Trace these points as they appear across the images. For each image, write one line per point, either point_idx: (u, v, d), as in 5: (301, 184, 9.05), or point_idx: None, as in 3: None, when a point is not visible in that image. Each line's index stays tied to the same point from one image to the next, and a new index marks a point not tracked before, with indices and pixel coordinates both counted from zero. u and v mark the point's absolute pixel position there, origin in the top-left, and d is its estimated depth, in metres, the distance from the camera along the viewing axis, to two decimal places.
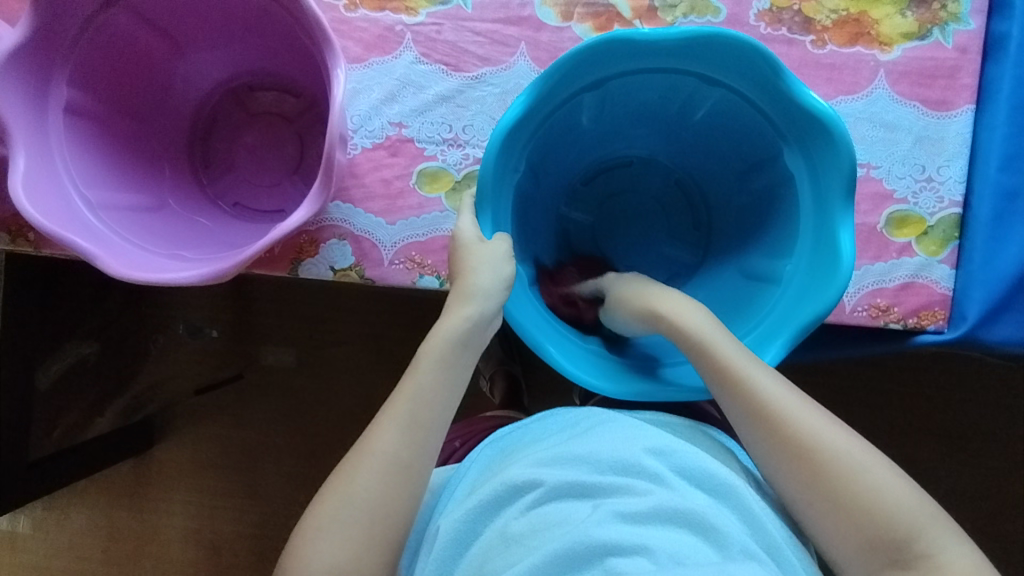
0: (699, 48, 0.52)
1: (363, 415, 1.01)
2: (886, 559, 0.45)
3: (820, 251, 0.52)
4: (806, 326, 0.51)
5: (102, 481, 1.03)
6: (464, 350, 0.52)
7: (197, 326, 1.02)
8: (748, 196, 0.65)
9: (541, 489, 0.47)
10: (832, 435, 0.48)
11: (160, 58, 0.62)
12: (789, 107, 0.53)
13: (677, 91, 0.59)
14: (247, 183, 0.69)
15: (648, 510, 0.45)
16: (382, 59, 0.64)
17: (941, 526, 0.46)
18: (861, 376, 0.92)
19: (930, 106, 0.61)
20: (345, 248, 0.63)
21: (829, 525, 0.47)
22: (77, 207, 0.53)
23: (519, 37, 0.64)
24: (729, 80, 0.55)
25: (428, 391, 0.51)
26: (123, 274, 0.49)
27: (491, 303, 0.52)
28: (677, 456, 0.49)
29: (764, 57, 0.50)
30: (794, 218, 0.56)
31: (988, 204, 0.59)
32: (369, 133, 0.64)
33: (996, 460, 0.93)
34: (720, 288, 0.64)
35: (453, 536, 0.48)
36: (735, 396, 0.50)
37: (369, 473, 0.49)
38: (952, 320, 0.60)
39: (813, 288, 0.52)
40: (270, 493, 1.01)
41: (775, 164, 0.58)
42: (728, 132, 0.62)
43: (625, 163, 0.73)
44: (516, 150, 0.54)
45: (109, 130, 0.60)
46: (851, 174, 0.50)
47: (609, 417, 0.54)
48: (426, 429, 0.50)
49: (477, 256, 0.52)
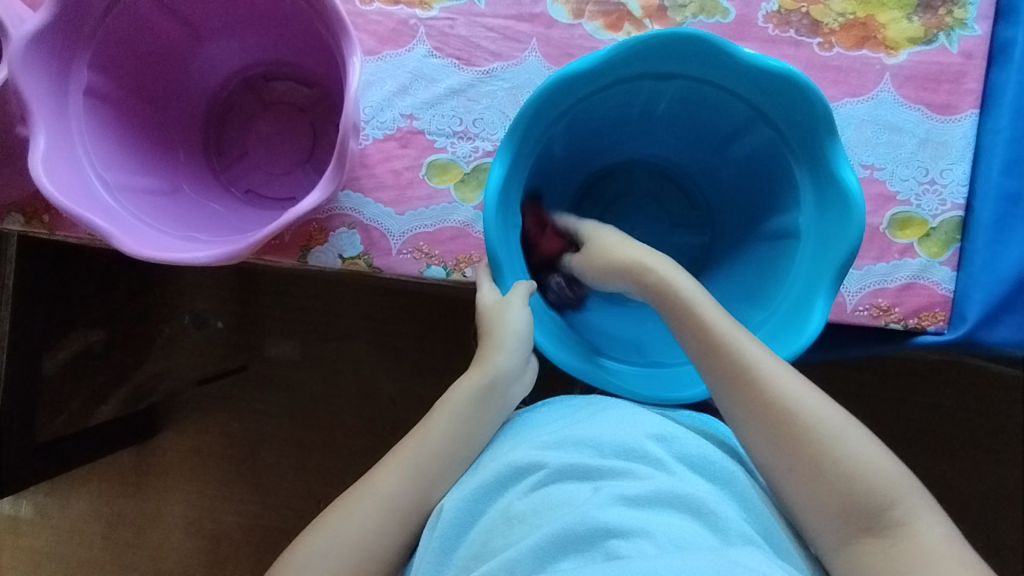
0: (654, 51, 0.53)
1: (365, 407, 1.02)
2: (858, 526, 0.46)
3: (829, 210, 0.54)
4: (837, 278, 0.52)
5: (105, 466, 1.04)
6: (494, 401, 0.55)
7: (203, 316, 1.03)
8: (734, 163, 0.66)
9: (545, 470, 0.48)
10: (808, 401, 0.49)
11: (177, 45, 0.63)
12: (765, 86, 0.54)
13: (640, 94, 0.60)
14: (259, 170, 0.70)
15: (649, 494, 0.46)
16: (395, 52, 0.65)
17: (914, 495, 0.46)
18: (861, 380, 0.93)
19: (934, 110, 0.62)
20: (355, 237, 0.64)
21: (804, 492, 0.47)
22: (94, 188, 0.54)
23: (531, 33, 0.65)
24: (696, 72, 0.56)
25: (444, 440, 0.53)
26: (138, 253, 0.50)
27: (509, 361, 0.55)
28: (679, 442, 0.50)
29: (716, 43, 0.52)
30: (793, 196, 0.58)
31: (990, 208, 0.60)
32: (381, 124, 0.65)
33: (995, 468, 0.93)
34: (739, 275, 0.64)
35: (457, 515, 0.49)
36: (716, 362, 0.51)
37: (389, 489, 0.51)
38: (952, 321, 0.61)
39: (831, 246, 0.53)
40: (271, 483, 1.02)
41: (752, 131, 0.59)
42: (699, 115, 0.63)
43: (608, 171, 0.74)
44: (529, 143, 0.56)
45: (125, 114, 0.61)
46: (835, 133, 0.52)
47: (609, 403, 0.54)
48: (451, 465, 0.53)
49: (497, 319, 0.54)
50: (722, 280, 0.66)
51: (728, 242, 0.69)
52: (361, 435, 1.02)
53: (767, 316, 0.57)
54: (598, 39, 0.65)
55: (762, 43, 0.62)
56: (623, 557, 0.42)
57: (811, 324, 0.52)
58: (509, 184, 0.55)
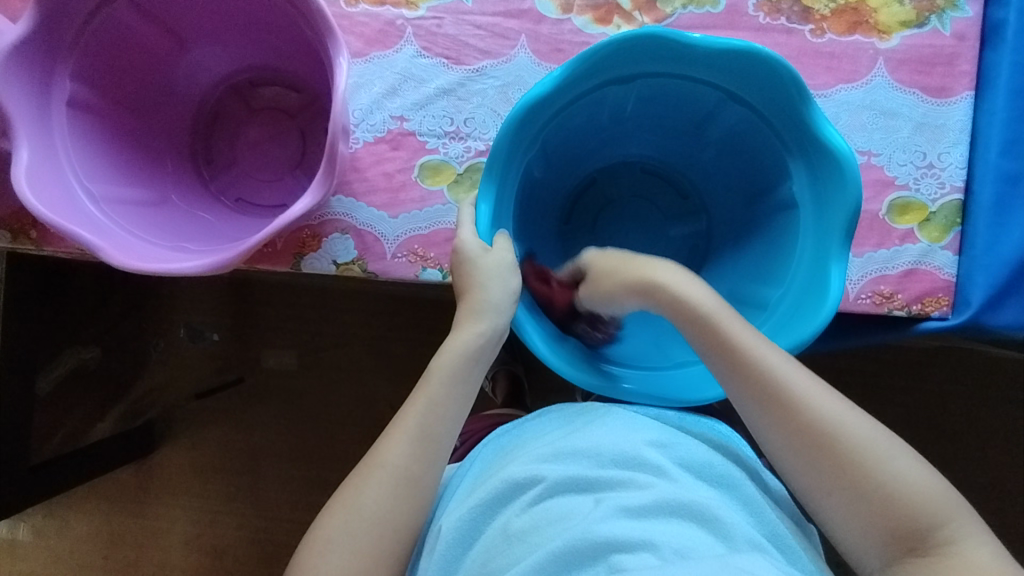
0: (609, 59, 0.53)
1: (365, 414, 1.01)
2: (905, 547, 0.45)
3: (823, 170, 0.53)
4: (849, 223, 0.51)
5: (103, 485, 1.03)
6: (475, 364, 0.54)
7: (198, 329, 1.02)
8: (712, 144, 0.65)
9: (543, 484, 0.47)
10: (850, 420, 0.48)
11: (162, 53, 0.62)
12: (739, 71, 0.53)
13: (606, 100, 0.60)
14: (249, 178, 0.68)
15: (651, 503, 0.45)
16: (383, 53, 0.64)
17: (961, 515, 0.46)
18: (864, 371, 0.92)
19: (929, 93, 0.61)
20: (348, 242, 0.63)
21: (853, 517, 0.46)
22: (80, 201, 0.53)
23: (520, 30, 0.64)
24: (671, 67, 0.55)
25: (440, 403, 0.52)
26: (129, 265, 0.49)
27: (502, 318, 0.55)
28: (679, 449, 0.50)
29: (668, 37, 0.51)
30: (780, 162, 0.57)
31: (990, 189, 0.59)
32: (371, 127, 0.64)
33: (1003, 453, 0.92)
34: (747, 258, 0.63)
35: (457, 534, 0.47)
36: (749, 381, 0.49)
37: (379, 486, 0.49)
38: (956, 306, 0.60)
39: (833, 219, 0.52)
40: (272, 496, 1.01)
41: (725, 108, 0.58)
42: (667, 106, 0.62)
43: (589, 182, 0.73)
44: (527, 134, 0.55)
45: (110, 125, 0.60)
46: (797, 81, 0.50)
47: (608, 410, 0.53)
48: (435, 444, 0.51)
49: (487, 270, 0.53)
50: (729, 267, 0.66)
51: (727, 224, 0.68)
52: (362, 444, 1.01)
53: (783, 295, 0.56)
54: (588, 33, 0.64)
55: (753, 32, 0.62)
56: (628, 570, 0.41)
57: (833, 290, 0.51)
58: (500, 190, 0.55)
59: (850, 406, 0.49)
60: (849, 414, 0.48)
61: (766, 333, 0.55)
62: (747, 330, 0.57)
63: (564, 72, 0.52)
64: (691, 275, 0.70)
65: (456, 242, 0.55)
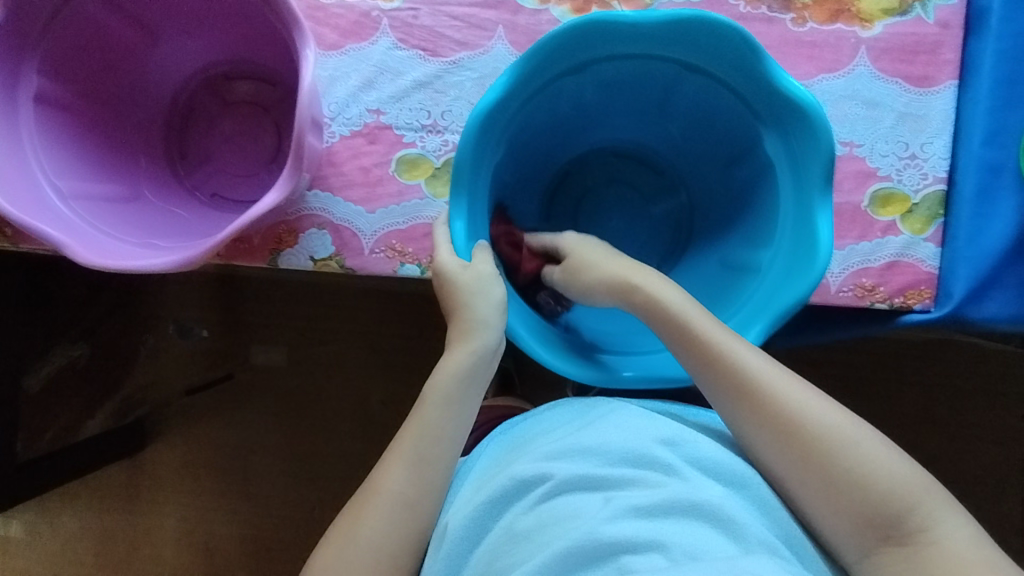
0: (561, 47, 0.52)
1: (353, 409, 1.00)
2: (878, 535, 0.44)
3: (801, 151, 0.52)
4: (825, 168, 0.51)
5: (95, 482, 1.02)
6: (470, 384, 0.54)
7: (187, 325, 1.02)
8: (678, 118, 0.64)
9: (551, 482, 0.47)
10: (819, 408, 0.47)
11: (133, 47, 0.61)
12: (695, 41, 0.52)
13: (565, 90, 0.59)
14: (225, 172, 0.67)
15: (661, 503, 0.44)
16: (358, 45, 0.64)
17: (933, 497, 0.45)
18: (859, 364, 0.91)
19: (912, 82, 0.60)
20: (325, 237, 0.63)
21: (823, 506, 0.45)
22: (47, 197, 0.52)
23: (497, 21, 0.63)
24: (622, 52, 0.54)
25: (436, 425, 0.52)
26: (94, 263, 0.48)
27: (494, 334, 0.54)
28: (690, 447, 0.48)
29: (616, 19, 0.50)
30: (750, 127, 0.56)
31: (972, 180, 0.58)
32: (348, 120, 0.63)
33: (997, 447, 0.91)
34: (734, 223, 0.62)
35: (463, 533, 0.47)
36: (713, 377, 0.49)
37: (377, 512, 0.49)
38: (939, 299, 0.59)
39: (810, 177, 0.52)
40: (262, 491, 1.01)
41: (686, 80, 0.57)
42: (628, 90, 0.61)
43: (563, 174, 0.72)
44: (495, 133, 0.54)
45: (82, 119, 0.59)
46: (750, 41, 0.49)
47: (616, 406, 0.53)
48: (432, 465, 0.51)
49: (468, 287, 0.53)
50: (718, 239, 0.64)
51: (710, 192, 0.67)
52: (351, 440, 1.00)
53: (773, 256, 0.55)
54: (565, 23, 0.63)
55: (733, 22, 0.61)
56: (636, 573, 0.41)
57: (820, 259, 0.50)
58: (472, 196, 0.54)
59: (819, 395, 0.49)
60: (816, 402, 0.48)
61: (762, 299, 0.54)
62: (740, 299, 0.56)
63: (513, 68, 0.51)
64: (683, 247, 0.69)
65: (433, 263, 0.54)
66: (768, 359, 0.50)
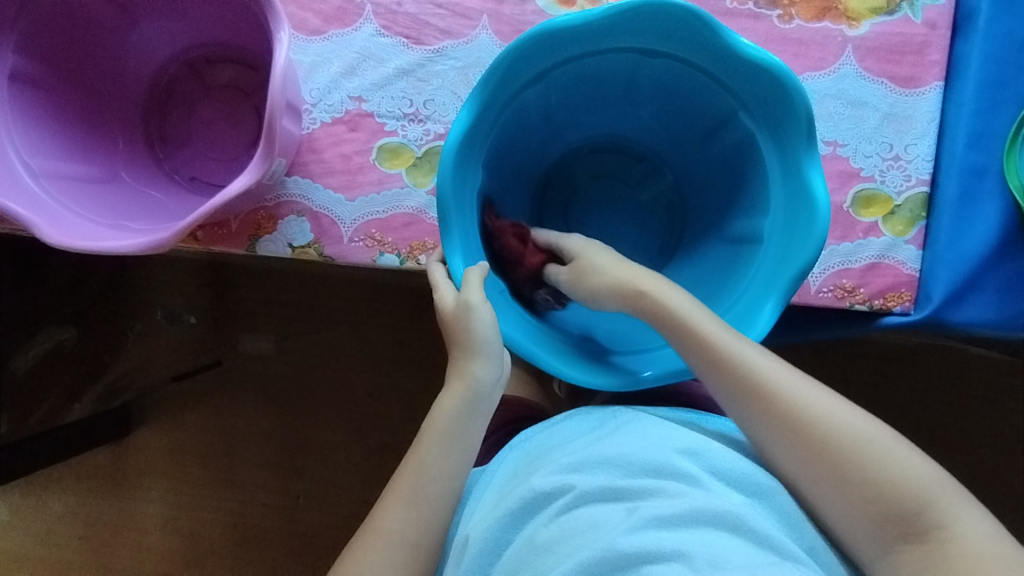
0: (520, 59, 0.47)
1: (337, 399, 1.00)
2: (897, 532, 0.43)
3: (788, 137, 0.47)
4: (807, 133, 0.46)
5: (78, 466, 1.02)
6: (468, 419, 0.52)
7: (174, 311, 1.01)
8: (650, 103, 0.57)
9: (573, 493, 0.46)
10: (829, 406, 0.46)
11: (111, 27, 0.61)
12: (657, 25, 0.47)
13: (532, 100, 0.53)
14: (205, 157, 0.66)
15: (684, 513, 0.43)
16: (341, 31, 0.63)
17: (950, 493, 0.44)
18: (847, 367, 0.90)
19: (897, 83, 0.60)
20: (304, 225, 0.62)
21: (841, 505, 0.44)
22: (18, 175, 0.51)
23: (481, 10, 0.63)
24: (583, 48, 0.49)
25: (434, 464, 0.51)
26: (64, 243, 0.48)
27: (493, 367, 0.52)
28: (710, 457, 0.47)
29: (571, 23, 0.46)
30: (724, 99, 0.51)
31: (955, 182, 0.58)
32: (329, 107, 0.63)
33: (986, 453, 0.90)
34: (731, 196, 0.56)
35: (485, 545, 0.47)
36: (719, 378, 0.48)
37: (378, 554, 0.48)
38: (918, 301, 0.59)
39: (795, 145, 0.47)
40: (245, 478, 1.00)
41: (653, 66, 0.52)
42: (594, 87, 0.55)
43: (544, 183, 0.65)
44: (475, 150, 0.50)
45: (58, 99, 0.58)
46: (706, 17, 0.45)
47: (637, 415, 0.52)
48: (431, 503, 0.50)
49: (458, 314, 0.51)
50: (716, 216, 0.58)
51: (694, 172, 0.61)
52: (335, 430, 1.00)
53: (771, 225, 0.50)
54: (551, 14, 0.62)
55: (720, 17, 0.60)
56: None
57: (817, 229, 0.45)
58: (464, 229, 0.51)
59: (828, 391, 0.48)
60: (827, 400, 0.47)
61: (766, 274, 0.49)
62: (740, 281, 0.51)
63: (472, 103, 0.47)
64: (680, 228, 0.63)
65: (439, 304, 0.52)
66: (773, 356, 0.49)
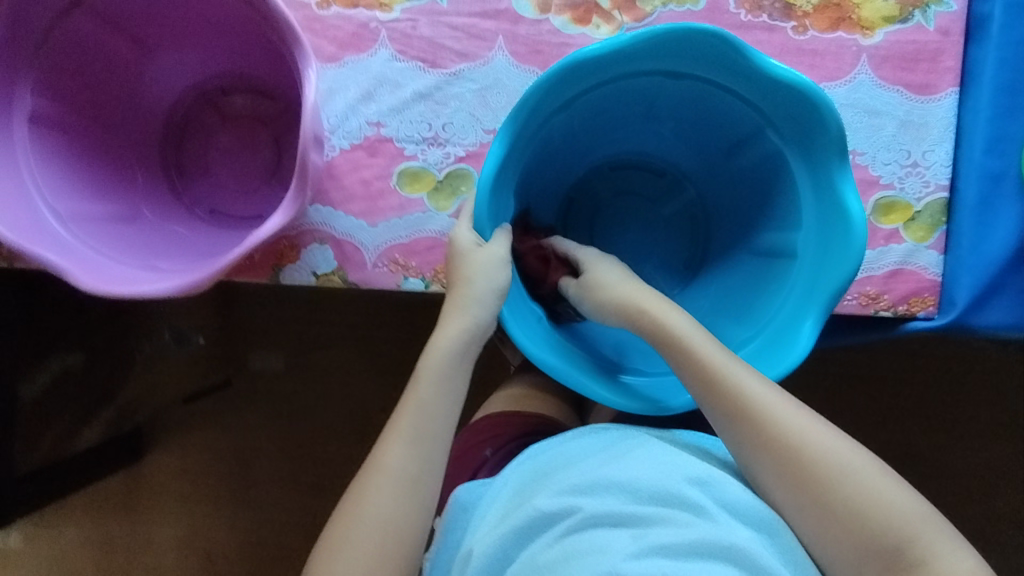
0: (546, 94, 0.48)
1: (354, 416, 1.00)
2: (880, 564, 0.42)
3: (817, 155, 0.48)
4: (835, 146, 0.46)
5: (94, 494, 1.01)
6: (464, 359, 0.52)
7: (184, 333, 0.99)
8: (671, 121, 0.58)
9: (578, 516, 0.45)
10: (818, 435, 0.46)
11: (126, 61, 0.60)
12: (679, 51, 0.47)
13: (556, 128, 0.54)
14: (223, 188, 0.66)
15: (689, 545, 0.42)
16: (356, 57, 0.63)
17: (936, 530, 0.43)
18: (860, 365, 0.91)
19: (913, 90, 0.60)
20: (327, 252, 0.62)
21: (824, 532, 0.44)
22: (45, 220, 0.51)
23: (497, 31, 0.63)
24: (610, 74, 0.49)
25: (431, 403, 0.50)
26: (96, 288, 0.47)
27: (488, 311, 0.51)
28: (721, 489, 0.46)
29: (595, 55, 0.46)
30: (747, 115, 0.51)
31: (974, 187, 0.59)
32: (347, 133, 0.63)
33: (998, 445, 0.91)
34: (754, 210, 0.57)
35: (488, 560, 0.47)
36: (710, 400, 0.48)
37: (378, 492, 0.48)
38: (942, 306, 0.59)
39: (825, 159, 0.48)
40: (264, 499, 1.00)
41: (672, 86, 0.52)
42: (615, 109, 0.56)
43: (569, 203, 0.65)
44: (505, 184, 0.51)
45: (75, 136, 0.57)
46: (731, 42, 0.45)
47: (642, 437, 0.51)
48: (431, 440, 0.50)
49: (475, 265, 0.51)
50: (741, 228, 0.59)
51: (719, 187, 0.61)
52: (353, 448, 0.99)
53: (805, 238, 0.50)
54: (566, 33, 0.62)
55: (735, 31, 0.61)
56: None
57: (856, 243, 0.46)
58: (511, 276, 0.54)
59: (819, 420, 0.47)
60: (816, 429, 0.46)
61: (803, 292, 0.49)
62: (783, 295, 0.51)
63: (506, 134, 0.48)
64: (705, 241, 0.64)
65: (451, 238, 0.52)
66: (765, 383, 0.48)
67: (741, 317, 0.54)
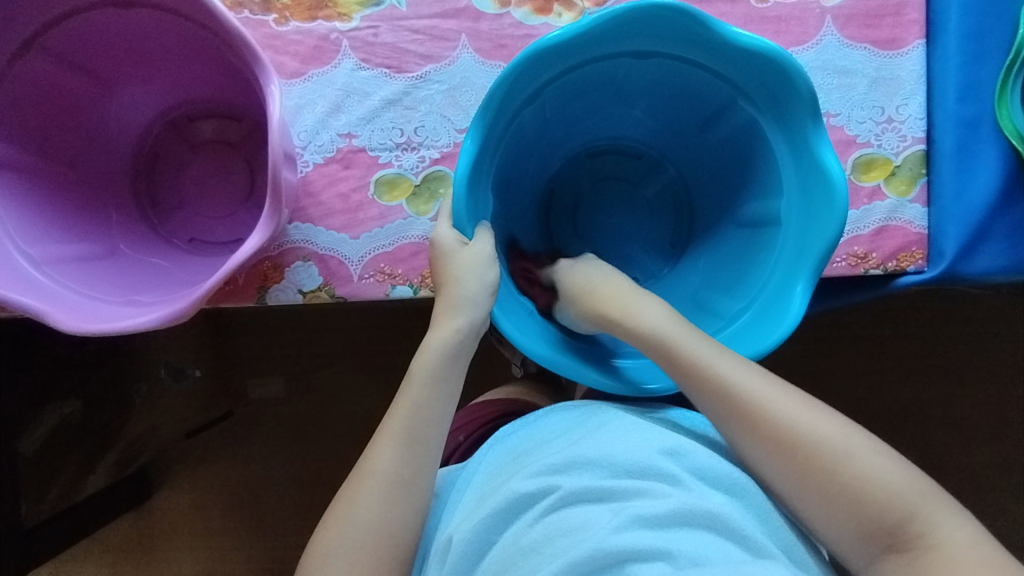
0: (513, 86, 0.47)
1: (358, 431, 0.99)
2: (880, 542, 0.42)
3: (792, 123, 0.48)
4: (808, 113, 0.46)
5: (104, 539, 0.99)
6: (455, 362, 0.51)
7: (179, 368, 0.99)
8: (642, 102, 0.57)
9: (558, 493, 0.44)
10: (813, 418, 0.45)
11: (87, 97, 0.59)
12: (642, 30, 0.47)
13: (527, 120, 0.53)
14: (200, 215, 0.65)
15: (670, 514, 0.42)
16: (320, 70, 0.62)
17: (934, 502, 0.43)
18: (856, 326, 0.91)
19: (880, 47, 0.60)
20: (312, 269, 0.61)
21: (828, 517, 0.43)
22: (19, 265, 0.50)
23: (459, 30, 0.62)
24: (577, 60, 0.49)
25: (424, 406, 0.49)
26: (79, 329, 0.46)
27: (479, 312, 0.52)
28: (693, 457, 0.46)
29: (557, 41, 0.46)
30: (718, 87, 0.51)
31: (951, 136, 0.58)
32: (319, 148, 0.62)
33: (1001, 390, 0.92)
34: (735, 182, 0.57)
35: (468, 546, 0.44)
36: (705, 394, 0.47)
37: (371, 495, 0.47)
38: (931, 258, 0.59)
39: (799, 126, 0.48)
40: (277, 524, 0.99)
41: (638, 67, 0.52)
42: (584, 96, 0.55)
43: (550, 194, 0.65)
44: (481, 181, 0.51)
45: (43, 177, 0.56)
46: (694, 15, 0.45)
47: (613, 414, 0.50)
48: (423, 445, 0.49)
49: (462, 265, 0.50)
50: (725, 201, 0.59)
51: (698, 163, 0.61)
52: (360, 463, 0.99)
53: (787, 206, 0.50)
54: (528, 24, 0.62)
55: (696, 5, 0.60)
56: None
57: (837, 206, 0.45)
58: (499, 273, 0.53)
59: (811, 401, 0.47)
60: (810, 411, 0.46)
61: (789, 263, 0.49)
62: (768, 268, 0.51)
63: (476, 132, 0.47)
64: (690, 218, 0.64)
65: (433, 238, 0.52)
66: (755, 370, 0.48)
67: (732, 289, 0.54)
